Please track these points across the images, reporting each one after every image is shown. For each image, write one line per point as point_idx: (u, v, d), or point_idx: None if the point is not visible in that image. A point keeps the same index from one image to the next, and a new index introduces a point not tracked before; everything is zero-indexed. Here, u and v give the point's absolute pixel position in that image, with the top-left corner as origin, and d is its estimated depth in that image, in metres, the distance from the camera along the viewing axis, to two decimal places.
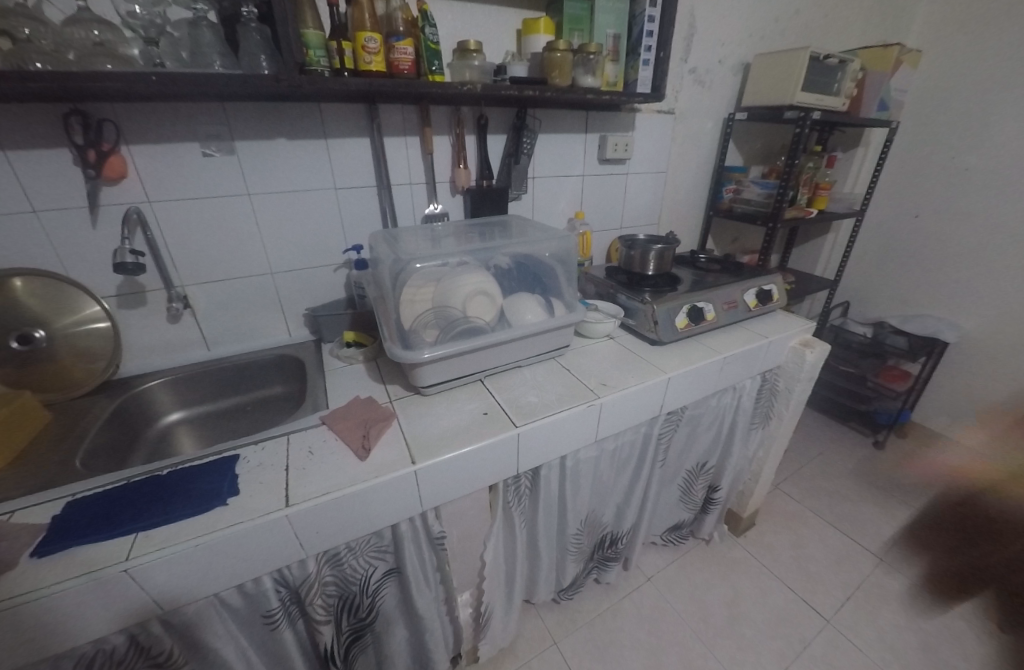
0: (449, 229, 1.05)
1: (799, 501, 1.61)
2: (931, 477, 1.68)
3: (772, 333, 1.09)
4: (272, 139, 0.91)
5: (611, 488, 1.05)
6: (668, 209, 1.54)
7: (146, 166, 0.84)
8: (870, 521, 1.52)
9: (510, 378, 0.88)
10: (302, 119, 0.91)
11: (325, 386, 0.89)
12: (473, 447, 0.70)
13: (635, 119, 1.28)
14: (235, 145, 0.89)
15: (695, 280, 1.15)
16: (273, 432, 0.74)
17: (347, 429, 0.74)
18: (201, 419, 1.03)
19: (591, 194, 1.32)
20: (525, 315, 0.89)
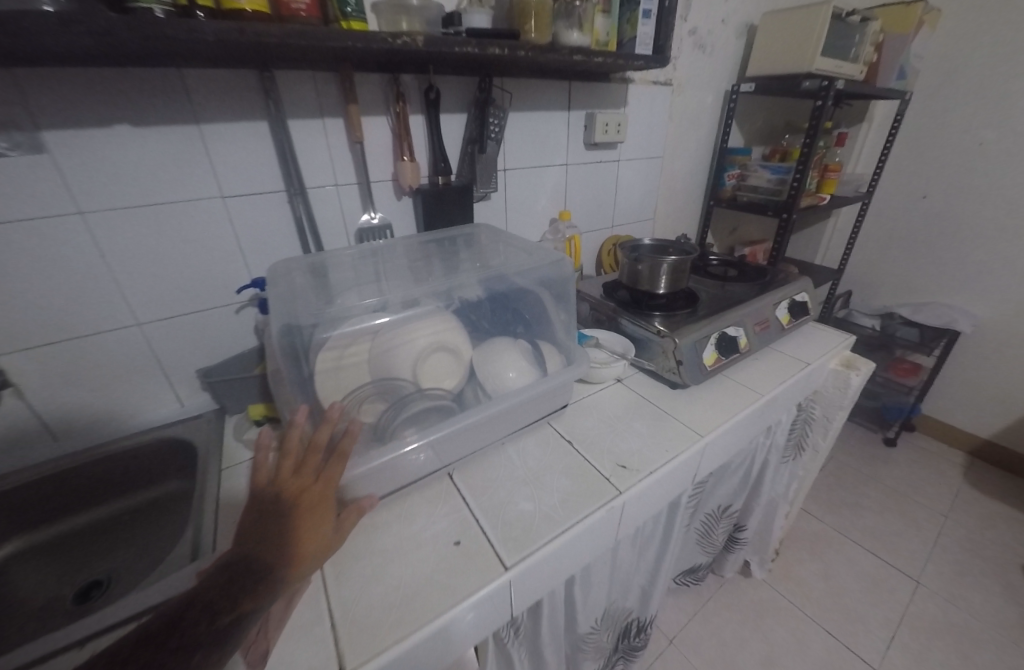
0: (395, 253, 0.78)
1: (819, 520, 1.45)
2: (947, 477, 1.57)
3: (812, 357, 0.87)
4: (109, 127, 0.59)
5: (634, 568, 0.81)
6: (663, 202, 1.30)
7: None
8: (898, 536, 1.38)
9: (493, 466, 0.62)
10: (155, 96, 0.60)
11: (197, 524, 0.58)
12: (437, 626, 0.44)
13: (628, 92, 1.03)
14: (44, 139, 0.56)
15: (715, 294, 0.91)
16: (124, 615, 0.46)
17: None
18: (40, 548, 0.69)
19: (578, 189, 1.06)
20: (506, 375, 0.62)
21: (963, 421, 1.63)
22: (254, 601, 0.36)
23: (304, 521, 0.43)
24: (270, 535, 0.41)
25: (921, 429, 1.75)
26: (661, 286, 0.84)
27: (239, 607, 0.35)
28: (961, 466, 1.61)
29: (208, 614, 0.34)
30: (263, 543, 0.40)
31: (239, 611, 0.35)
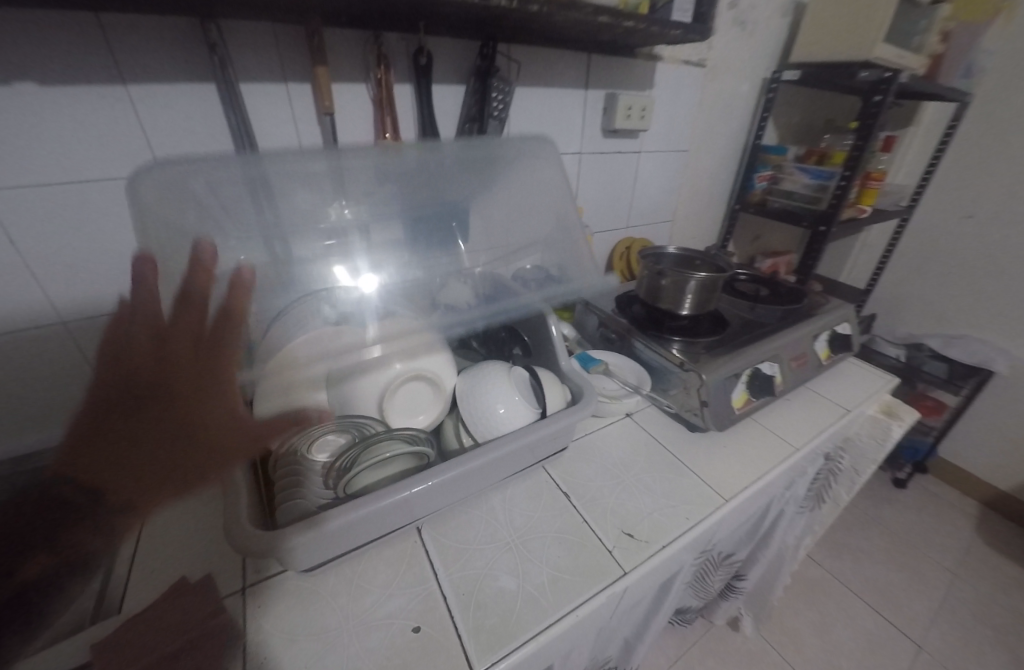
0: (356, 160, 0.60)
1: (819, 565, 1.35)
2: (959, 527, 1.47)
3: (850, 402, 0.76)
4: (7, 84, 0.46)
5: (617, 637, 0.71)
6: (684, 203, 1.17)
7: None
8: (901, 590, 1.28)
9: (473, 523, 0.50)
10: (58, 43, 0.46)
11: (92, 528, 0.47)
12: None
13: (655, 71, 0.90)
14: None
15: (745, 320, 0.80)
16: None
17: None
18: None
19: (591, 184, 0.94)
20: (495, 410, 0.50)
21: (981, 468, 1.52)
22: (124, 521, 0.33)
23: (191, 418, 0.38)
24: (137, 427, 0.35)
25: (934, 471, 1.64)
26: (685, 306, 0.72)
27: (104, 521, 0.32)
28: (974, 517, 1.50)
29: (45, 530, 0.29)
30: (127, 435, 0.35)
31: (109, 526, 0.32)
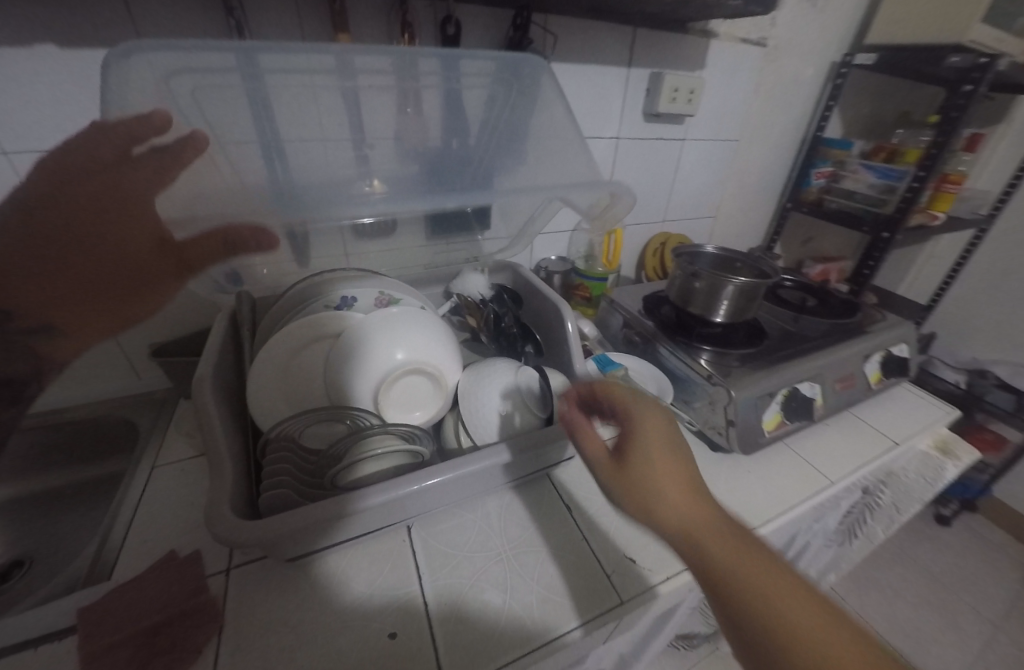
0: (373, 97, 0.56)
1: (840, 598, 1.27)
2: (1008, 578, 1.33)
3: (899, 435, 0.68)
4: (29, 48, 0.45)
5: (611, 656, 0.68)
6: (728, 199, 1.08)
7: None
8: (931, 638, 1.18)
9: (466, 528, 0.48)
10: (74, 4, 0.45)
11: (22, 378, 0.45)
12: None
13: (708, 49, 0.81)
14: None
15: (785, 333, 0.73)
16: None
17: (104, 658, 0.35)
18: None
19: (626, 173, 0.87)
20: (498, 411, 0.47)
21: None
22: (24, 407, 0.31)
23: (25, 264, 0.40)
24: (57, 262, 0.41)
25: (986, 512, 1.49)
26: (720, 312, 0.66)
27: None
28: None
29: None
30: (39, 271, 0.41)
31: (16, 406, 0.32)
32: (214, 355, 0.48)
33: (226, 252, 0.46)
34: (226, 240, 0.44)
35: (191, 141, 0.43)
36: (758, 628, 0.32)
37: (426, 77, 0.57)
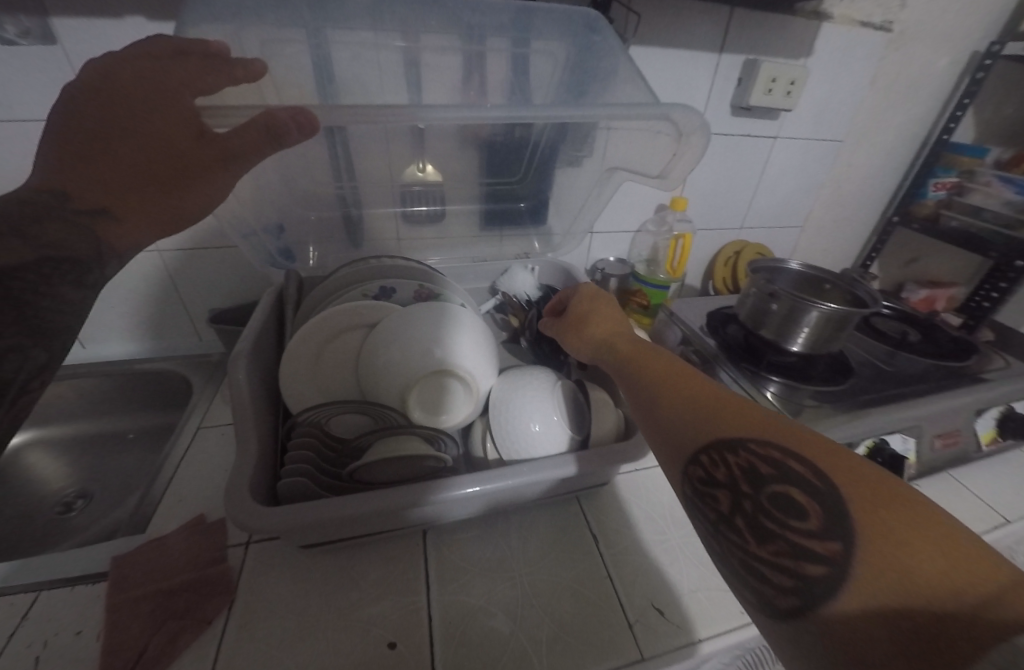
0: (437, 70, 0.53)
1: None
2: None
3: (1010, 512, 0.56)
4: (122, 19, 0.50)
5: None
6: (820, 208, 0.95)
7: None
8: None
9: (483, 542, 0.45)
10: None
11: (52, 302, 0.30)
12: None
13: (819, 33, 0.70)
14: (54, 24, 0.49)
15: (875, 372, 0.62)
16: (41, 577, 0.41)
17: (126, 612, 0.37)
18: (56, 444, 0.70)
19: (704, 174, 0.79)
20: (529, 427, 0.44)
21: None
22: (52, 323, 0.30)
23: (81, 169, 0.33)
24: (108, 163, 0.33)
25: None
26: (797, 343, 0.58)
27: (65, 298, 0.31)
28: None
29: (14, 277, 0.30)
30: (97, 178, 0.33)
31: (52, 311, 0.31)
32: (257, 332, 0.48)
33: (272, 146, 0.35)
34: (268, 126, 0.34)
35: (242, 75, 0.38)
36: (652, 392, 0.38)
37: (495, 51, 0.54)
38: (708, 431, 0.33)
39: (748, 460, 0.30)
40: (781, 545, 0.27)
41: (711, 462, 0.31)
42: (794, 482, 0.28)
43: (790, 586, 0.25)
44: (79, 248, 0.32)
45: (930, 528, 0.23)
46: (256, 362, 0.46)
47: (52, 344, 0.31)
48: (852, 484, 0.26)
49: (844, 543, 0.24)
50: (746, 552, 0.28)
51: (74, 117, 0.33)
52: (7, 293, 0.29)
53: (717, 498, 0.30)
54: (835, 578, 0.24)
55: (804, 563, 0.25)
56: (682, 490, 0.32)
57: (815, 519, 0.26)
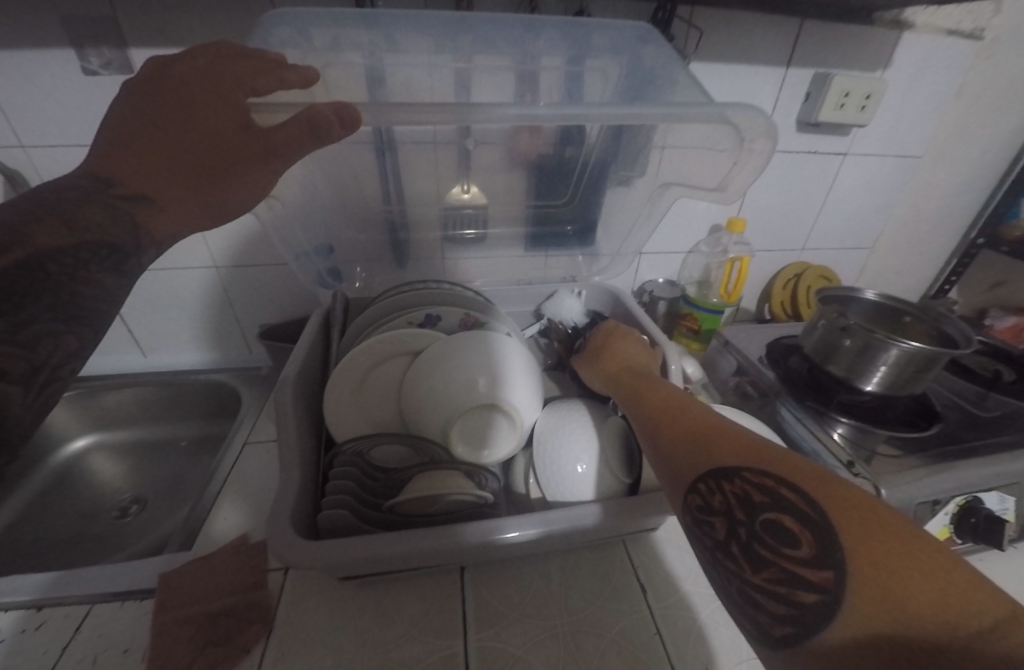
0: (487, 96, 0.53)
1: None
2: None
3: None
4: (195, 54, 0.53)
5: None
6: (894, 228, 0.87)
7: (5, 87, 0.52)
8: None
9: (522, 586, 0.43)
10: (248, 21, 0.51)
11: (86, 289, 0.30)
12: None
13: (898, 44, 0.65)
14: (137, 62, 0.53)
15: (967, 416, 0.55)
16: (95, 590, 0.42)
17: (169, 635, 0.38)
18: (118, 448, 0.75)
19: (763, 191, 0.74)
20: (573, 467, 0.41)
21: None
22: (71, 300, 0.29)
23: (126, 162, 0.33)
24: (149, 154, 0.33)
25: None
26: (871, 381, 0.51)
27: (83, 281, 0.30)
28: None
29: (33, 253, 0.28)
30: (137, 168, 0.33)
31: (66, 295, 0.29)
32: (303, 358, 0.49)
33: (313, 142, 0.33)
34: (311, 122, 0.32)
35: (296, 81, 0.36)
36: (654, 416, 0.37)
37: (547, 68, 0.52)
38: (703, 457, 0.31)
39: (742, 488, 0.28)
40: (774, 574, 0.25)
41: (707, 489, 0.29)
42: (786, 508, 0.26)
43: (785, 615, 0.24)
44: (115, 234, 0.31)
45: (924, 558, 0.21)
46: (303, 388, 0.46)
47: (83, 332, 0.30)
48: (843, 510, 0.24)
49: (836, 573, 0.23)
50: (741, 581, 0.26)
51: (125, 113, 0.33)
52: (44, 277, 0.28)
53: (712, 524, 0.29)
54: (828, 609, 0.22)
55: (797, 591, 0.24)
56: (679, 517, 0.31)
57: (807, 548, 0.24)
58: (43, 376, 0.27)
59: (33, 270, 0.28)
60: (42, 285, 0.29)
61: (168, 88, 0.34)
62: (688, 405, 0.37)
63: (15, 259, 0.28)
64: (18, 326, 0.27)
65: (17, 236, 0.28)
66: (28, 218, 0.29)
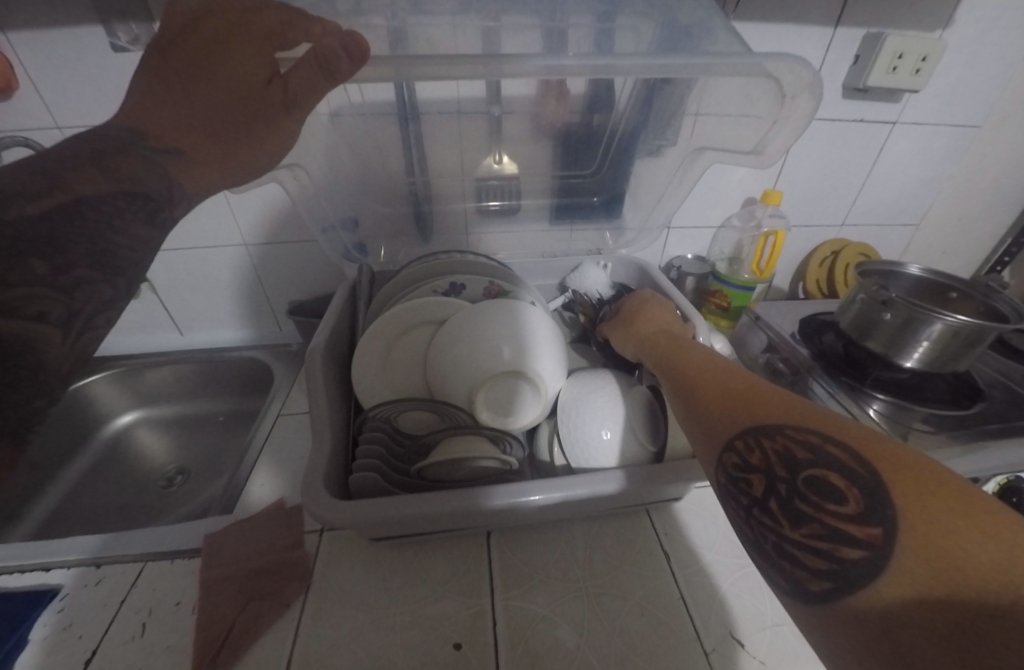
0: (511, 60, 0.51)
1: None
2: None
3: None
4: None
5: None
6: (945, 201, 0.82)
7: (44, 69, 0.54)
8: None
9: (547, 550, 0.43)
10: None
11: (124, 239, 0.31)
12: None
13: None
14: None
15: (1016, 394, 0.52)
16: (146, 550, 0.45)
17: (215, 590, 0.40)
18: (161, 422, 0.79)
19: (802, 161, 0.71)
20: (598, 434, 0.41)
21: None
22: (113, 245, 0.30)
23: (161, 113, 0.34)
24: (182, 110, 0.34)
25: None
26: (911, 357, 0.48)
27: (119, 228, 0.31)
28: None
29: (77, 199, 0.29)
30: (172, 121, 0.34)
31: (104, 244, 0.30)
32: (332, 327, 0.50)
33: (325, 78, 0.34)
34: (319, 55, 0.33)
35: (319, 33, 0.34)
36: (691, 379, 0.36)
37: (576, 25, 0.50)
38: (743, 417, 0.30)
39: (784, 444, 0.27)
40: (815, 529, 0.24)
41: (745, 447, 0.29)
42: (831, 466, 0.25)
43: (824, 571, 0.23)
44: (149, 184, 0.33)
45: (984, 518, 0.20)
46: (332, 356, 0.47)
47: (117, 283, 0.30)
48: (895, 469, 0.23)
49: (885, 530, 0.22)
50: (779, 536, 0.26)
51: (156, 69, 0.35)
52: (84, 222, 0.29)
53: (750, 481, 0.28)
54: (874, 565, 0.22)
55: (841, 547, 0.23)
56: (713, 475, 0.30)
57: (854, 504, 0.24)
58: (81, 322, 0.28)
59: (75, 213, 0.29)
60: (82, 231, 0.29)
61: (189, 43, 0.34)
62: (725, 367, 0.36)
63: (56, 203, 0.28)
64: (59, 270, 0.27)
65: (60, 183, 0.29)
66: (75, 167, 0.31)
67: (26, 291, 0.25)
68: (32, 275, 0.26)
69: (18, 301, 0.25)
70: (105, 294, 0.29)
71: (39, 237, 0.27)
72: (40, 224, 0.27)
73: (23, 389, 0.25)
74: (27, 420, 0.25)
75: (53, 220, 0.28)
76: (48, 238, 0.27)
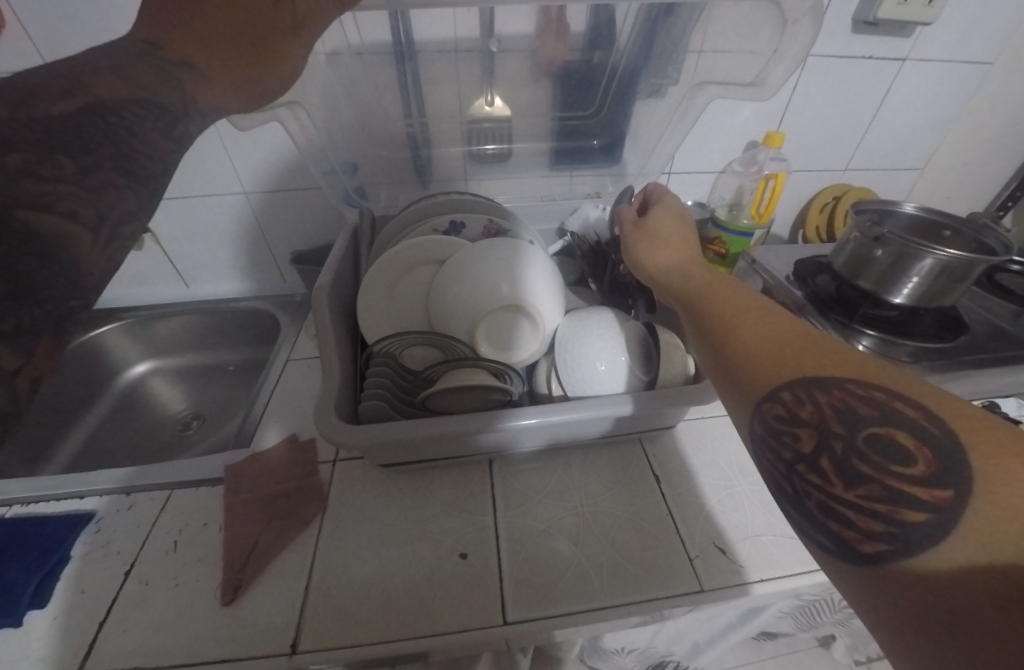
0: None
1: None
2: None
3: None
4: None
5: None
6: (951, 144, 0.80)
7: (28, 3, 0.52)
8: None
9: (544, 475, 0.46)
10: None
11: (145, 148, 0.30)
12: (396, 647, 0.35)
13: None
14: None
15: (1001, 331, 0.54)
16: (173, 479, 0.48)
17: (239, 513, 0.44)
18: (173, 372, 0.81)
19: (806, 101, 0.69)
20: (594, 367, 0.43)
21: None
22: (133, 149, 0.29)
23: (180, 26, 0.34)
24: (196, 23, 0.35)
25: None
26: (900, 293, 0.50)
27: (136, 135, 0.30)
28: None
29: (91, 102, 0.29)
30: (186, 35, 0.34)
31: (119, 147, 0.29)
32: (335, 269, 0.51)
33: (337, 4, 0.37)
34: None
35: None
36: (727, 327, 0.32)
37: None
38: (792, 366, 0.27)
39: (843, 399, 0.24)
40: (874, 488, 0.22)
41: (794, 398, 0.26)
42: (899, 424, 0.22)
43: (879, 532, 0.21)
44: (161, 94, 0.32)
45: None
46: (336, 296, 0.49)
47: (140, 191, 0.29)
48: (973, 432, 0.21)
49: (958, 492, 0.20)
50: (827, 495, 0.23)
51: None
52: (105, 126, 0.29)
53: (798, 435, 0.25)
54: (942, 528, 0.19)
55: (902, 508, 0.21)
56: (750, 426, 0.27)
57: (922, 464, 0.21)
58: (107, 229, 0.27)
59: (96, 115, 0.28)
60: (104, 133, 0.29)
61: None
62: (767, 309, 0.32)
63: (78, 105, 0.28)
64: (85, 169, 0.27)
65: (80, 85, 0.29)
66: (81, 75, 0.30)
67: (53, 188, 0.25)
68: (57, 173, 0.26)
69: (45, 198, 0.25)
70: (133, 201, 0.29)
71: (64, 133, 0.27)
72: (64, 124, 0.27)
73: (60, 284, 0.25)
74: (63, 315, 0.24)
75: (76, 120, 0.28)
76: (75, 136, 0.27)
